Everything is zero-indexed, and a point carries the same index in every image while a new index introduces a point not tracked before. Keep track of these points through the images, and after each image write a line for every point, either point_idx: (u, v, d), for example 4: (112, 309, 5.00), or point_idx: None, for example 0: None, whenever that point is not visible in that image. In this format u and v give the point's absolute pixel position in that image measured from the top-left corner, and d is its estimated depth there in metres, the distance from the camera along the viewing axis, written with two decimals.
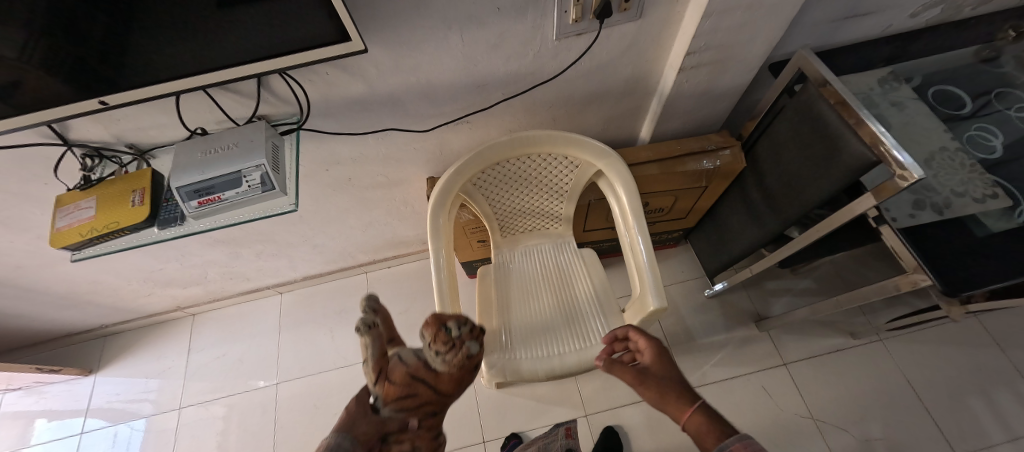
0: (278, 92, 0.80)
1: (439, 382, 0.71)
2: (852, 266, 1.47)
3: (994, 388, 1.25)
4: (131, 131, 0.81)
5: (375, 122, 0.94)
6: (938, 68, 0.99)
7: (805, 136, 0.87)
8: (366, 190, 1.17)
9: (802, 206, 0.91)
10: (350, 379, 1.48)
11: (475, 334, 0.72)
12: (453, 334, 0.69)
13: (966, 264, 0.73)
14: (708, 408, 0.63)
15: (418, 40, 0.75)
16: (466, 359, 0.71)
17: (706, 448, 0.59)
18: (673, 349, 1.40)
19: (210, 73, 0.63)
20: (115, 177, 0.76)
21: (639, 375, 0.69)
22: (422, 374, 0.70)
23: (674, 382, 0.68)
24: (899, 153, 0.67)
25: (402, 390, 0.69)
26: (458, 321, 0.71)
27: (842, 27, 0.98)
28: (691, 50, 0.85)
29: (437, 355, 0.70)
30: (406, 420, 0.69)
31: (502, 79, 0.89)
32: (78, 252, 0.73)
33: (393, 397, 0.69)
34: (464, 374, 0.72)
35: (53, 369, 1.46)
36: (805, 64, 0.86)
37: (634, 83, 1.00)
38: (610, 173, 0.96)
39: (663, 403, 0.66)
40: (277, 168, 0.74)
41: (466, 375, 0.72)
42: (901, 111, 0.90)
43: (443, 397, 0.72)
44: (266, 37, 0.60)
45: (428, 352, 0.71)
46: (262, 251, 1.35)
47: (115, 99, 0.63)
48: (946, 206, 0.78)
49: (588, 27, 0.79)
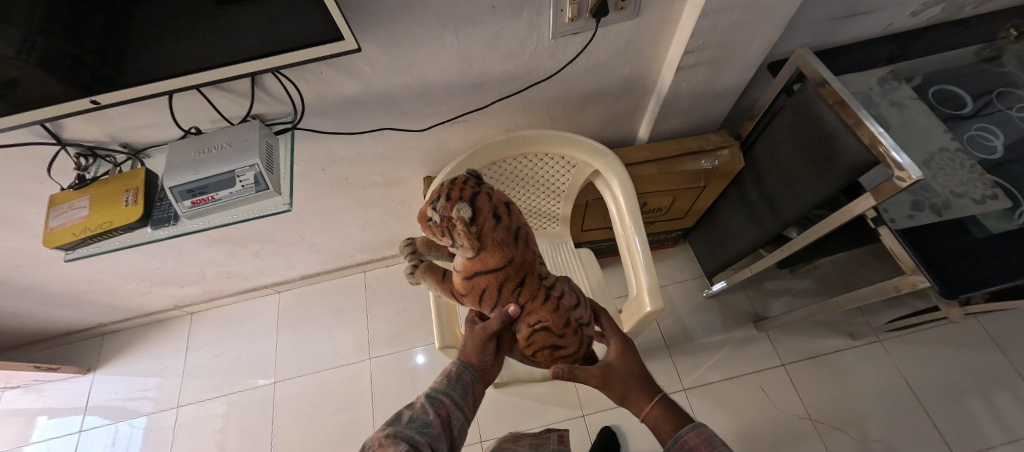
0: (272, 91, 0.79)
1: (486, 261, 0.63)
2: (851, 266, 1.46)
3: (994, 390, 1.25)
4: (125, 131, 0.81)
5: (370, 121, 0.93)
6: (939, 68, 0.98)
7: (803, 137, 0.86)
8: (363, 189, 1.17)
9: (801, 207, 0.90)
10: (348, 378, 1.48)
11: (464, 198, 0.61)
12: (441, 225, 0.62)
13: (966, 265, 0.72)
14: (665, 400, 0.67)
15: (413, 39, 0.75)
16: (469, 227, 0.60)
17: (662, 436, 0.64)
18: (671, 349, 1.40)
19: (205, 72, 0.63)
20: (108, 177, 0.76)
21: (605, 376, 0.68)
22: (470, 268, 0.65)
23: (637, 378, 0.69)
24: (898, 154, 0.67)
25: (473, 295, 0.68)
26: (431, 206, 0.63)
27: (842, 26, 0.97)
28: (689, 50, 0.85)
29: (458, 250, 0.64)
30: (501, 310, 0.68)
31: (499, 78, 0.89)
32: (72, 252, 0.72)
33: (479, 302, 0.69)
34: (491, 240, 0.62)
35: (51, 367, 1.46)
36: (804, 63, 0.85)
37: (632, 82, 0.99)
38: (608, 173, 0.95)
39: (625, 399, 0.68)
40: (271, 168, 0.73)
41: (494, 237, 0.61)
42: (901, 111, 0.89)
43: (499, 268, 0.64)
44: (260, 37, 0.60)
45: (455, 247, 0.65)
46: (259, 250, 1.35)
47: (106, 98, 0.63)
48: (945, 207, 0.77)
49: (584, 26, 0.79)
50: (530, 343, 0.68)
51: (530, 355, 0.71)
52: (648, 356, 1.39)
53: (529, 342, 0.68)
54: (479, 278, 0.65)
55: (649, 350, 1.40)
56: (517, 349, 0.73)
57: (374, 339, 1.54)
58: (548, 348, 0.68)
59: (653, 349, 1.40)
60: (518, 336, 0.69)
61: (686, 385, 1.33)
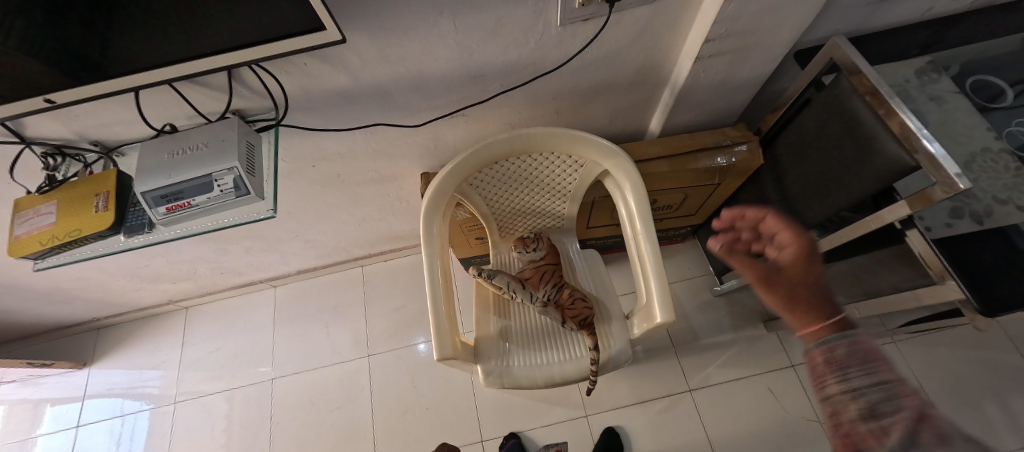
0: (251, 84, 0.72)
1: (553, 260, 1.01)
2: (867, 264, 1.41)
3: (1011, 393, 1.21)
4: (94, 128, 0.75)
5: (362, 116, 0.86)
6: (981, 56, 0.90)
7: (832, 135, 0.79)
8: (357, 185, 1.11)
9: (825, 211, 0.84)
10: (347, 374, 1.45)
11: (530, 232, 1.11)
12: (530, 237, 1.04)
13: (1005, 277, 0.66)
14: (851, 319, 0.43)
15: (406, 27, 0.67)
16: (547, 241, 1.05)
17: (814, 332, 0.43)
18: (678, 349, 1.36)
19: (166, 67, 0.56)
20: (78, 179, 0.70)
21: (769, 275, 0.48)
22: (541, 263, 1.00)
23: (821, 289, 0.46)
24: (930, 144, 0.61)
25: (534, 278, 0.98)
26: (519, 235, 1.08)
27: (877, 11, 0.88)
28: (711, 38, 0.77)
29: (532, 255, 1.00)
30: (554, 286, 0.97)
31: (501, 69, 0.81)
32: (41, 261, 0.67)
33: (538, 282, 0.97)
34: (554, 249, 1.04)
35: (45, 363, 1.44)
36: (836, 53, 0.77)
37: (646, 72, 0.91)
38: (618, 174, 0.89)
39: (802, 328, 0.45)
40: (252, 170, 0.67)
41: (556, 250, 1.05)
42: (940, 106, 0.82)
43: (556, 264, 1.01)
44: (228, 26, 0.53)
45: (529, 255, 1.00)
46: (251, 247, 1.30)
47: (62, 97, 0.56)
48: (987, 215, 0.70)
49: (596, 12, 0.71)
50: (572, 303, 0.93)
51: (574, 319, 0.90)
52: (653, 356, 1.35)
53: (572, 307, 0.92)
54: (543, 263, 0.99)
55: (654, 350, 1.36)
56: (556, 312, 0.91)
57: (373, 335, 1.51)
58: (583, 305, 0.92)
59: (659, 349, 1.36)
60: (562, 299, 0.94)
61: (692, 386, 1.30)
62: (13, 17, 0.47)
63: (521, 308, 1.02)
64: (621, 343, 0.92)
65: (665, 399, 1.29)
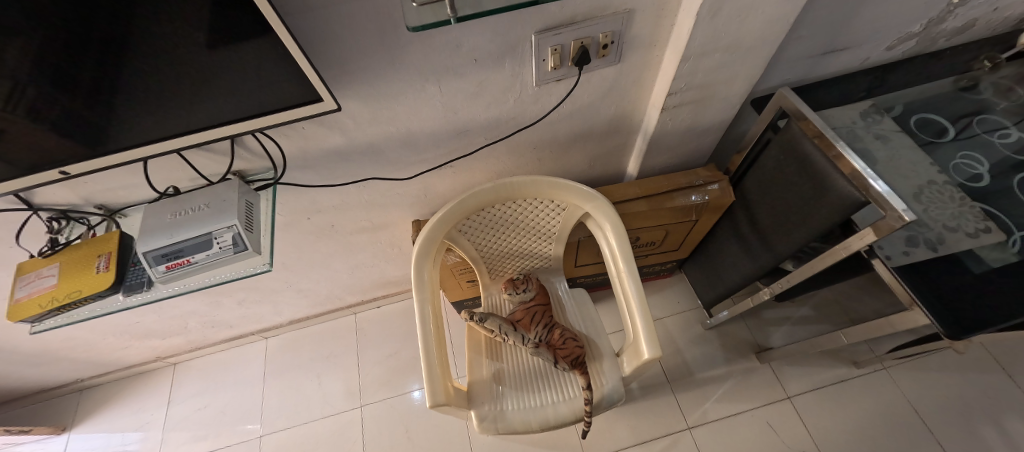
0: (251, 148, 0.78)
1: (540, 299, 1.04)
2: (848, 290, 1.46)
3: (1003, 415, 1.22)
4: (99, 193, 0.79)
5: (355, 172, 0.92)
6: (918, 97, 1.00)
7: (790, 175, 0.86)
8: (350, 235, 1.14)
9: (795, 243, 0.89)
10: (339, 427, 1.41)
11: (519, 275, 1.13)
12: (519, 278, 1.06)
13: (970, 299, 0.69)
14: None
15: (397, 93, 0.74)
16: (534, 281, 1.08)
17: None
18: (673, 385, 1.35)
19: (177, 137, 0.61)
20: (81, 241, 0.73)
21: None
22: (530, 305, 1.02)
23: None
24: (876, 183, 0.68)
25: (526, 320, 1.00)
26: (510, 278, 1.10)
27: (820, 62, 0.99)
28: (673, 91, 0.85)
29: (522, 295, 1.02)
30: (544, 327, 0.99)
31: (484, 125, 0.88)
32: (37, 325, 0.68)
33: (529, 323, 0.99)
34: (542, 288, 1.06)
35: (23, 429, 1.38)
36: (786, 102, 0.86)
37: (619, 121, 0.99)
38: (598, 216, 0.94)
39: None
40: (250, 227, 0.71)
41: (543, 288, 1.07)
42: (885, 144, 0.90)
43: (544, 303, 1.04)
44: (236, 103, 0.59)
45: (517, 296, 1.02)
46: (244, 298, 1.31)
47: (76, 168, 0.60)
48: (940, 242, 0.76)
49: (567, 73, 0.79)
50: (562, 342, 0.94)
51: (565, 358, 0.92)
52: (649, 393, 1.34)
53: (563, 343, 0.94)
54: (533, 303, 1.01)
55: (650, 387, 1.35)
56: (548, 352, 0.92)
57: (366, 384, 1.48)
58: (571, 342, 0.94)
59: (654, 386, 1.35)
60: (552, 340, 0.96)
61: (691, 423, 1.28)
62: (24, 104, 0.50)
63: (512, 349, 1.03)
64: (611, 380, 0.93)
65: (664, 438, 1.27)
